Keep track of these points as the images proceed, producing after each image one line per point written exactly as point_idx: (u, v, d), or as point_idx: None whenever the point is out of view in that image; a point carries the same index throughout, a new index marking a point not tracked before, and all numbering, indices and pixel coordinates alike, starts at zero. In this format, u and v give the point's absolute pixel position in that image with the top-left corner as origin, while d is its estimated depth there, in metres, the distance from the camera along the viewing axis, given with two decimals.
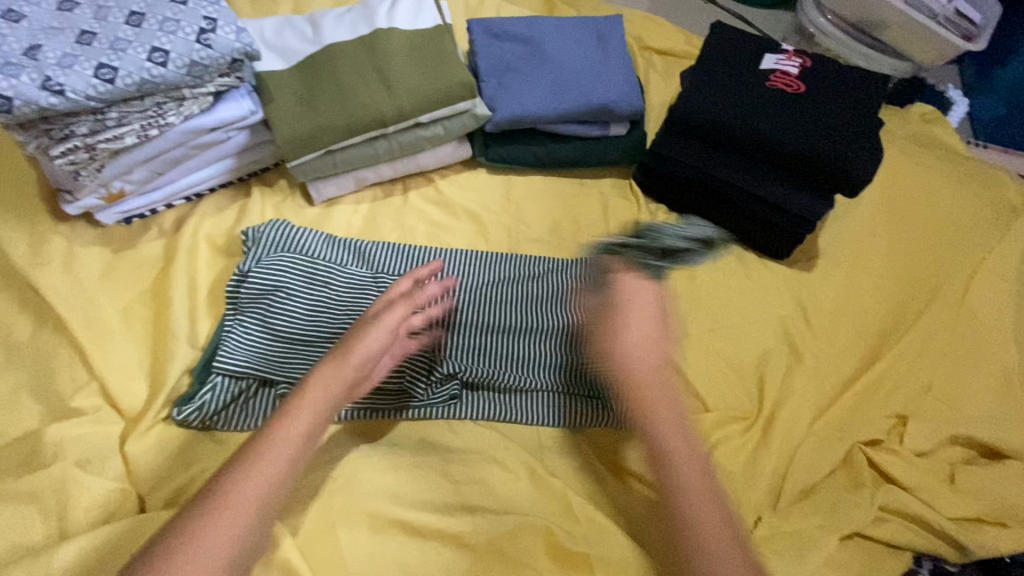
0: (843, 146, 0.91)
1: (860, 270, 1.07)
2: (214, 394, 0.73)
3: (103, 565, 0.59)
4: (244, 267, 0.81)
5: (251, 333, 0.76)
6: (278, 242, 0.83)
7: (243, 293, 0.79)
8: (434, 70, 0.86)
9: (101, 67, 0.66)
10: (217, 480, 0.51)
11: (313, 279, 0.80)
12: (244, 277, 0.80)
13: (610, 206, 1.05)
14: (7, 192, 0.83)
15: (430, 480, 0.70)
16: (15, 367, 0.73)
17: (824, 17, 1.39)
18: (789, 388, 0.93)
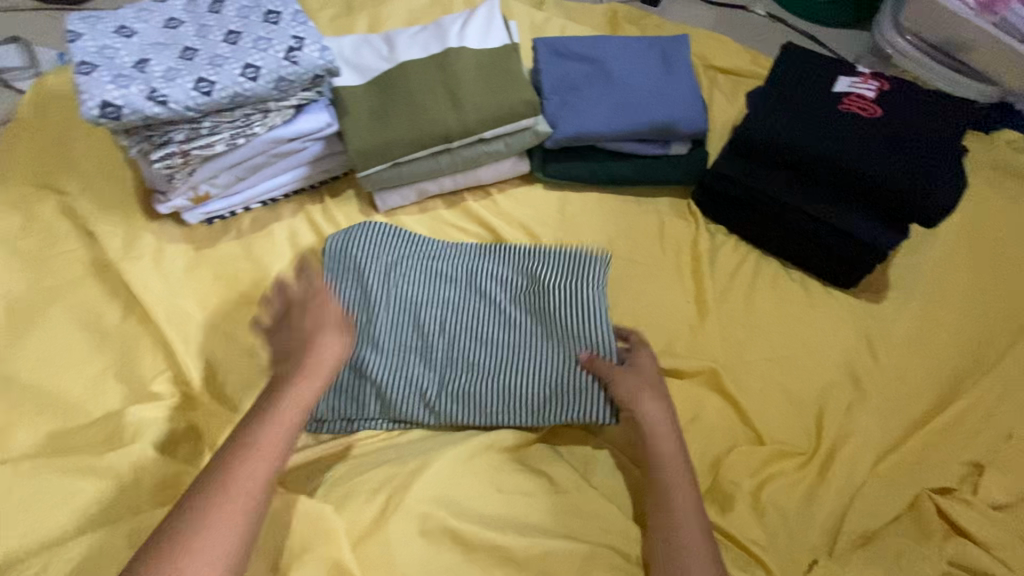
0: (923, 174, 0.86)
1: (935, 304, 1.01)
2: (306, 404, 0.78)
3: None
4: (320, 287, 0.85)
5: None
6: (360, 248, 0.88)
7: None
8: (499, 88, 0.89)
9: (200, 80, 0.71)
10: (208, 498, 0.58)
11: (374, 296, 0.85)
12: None
13: (667, 227, 1.04)
14: (108, 191, 0.92)
15: (480, 490, 0.71)
16: (107, 351, 0.80)
17: (903, 37, 1.35)
18: (851, 425, 0.88)
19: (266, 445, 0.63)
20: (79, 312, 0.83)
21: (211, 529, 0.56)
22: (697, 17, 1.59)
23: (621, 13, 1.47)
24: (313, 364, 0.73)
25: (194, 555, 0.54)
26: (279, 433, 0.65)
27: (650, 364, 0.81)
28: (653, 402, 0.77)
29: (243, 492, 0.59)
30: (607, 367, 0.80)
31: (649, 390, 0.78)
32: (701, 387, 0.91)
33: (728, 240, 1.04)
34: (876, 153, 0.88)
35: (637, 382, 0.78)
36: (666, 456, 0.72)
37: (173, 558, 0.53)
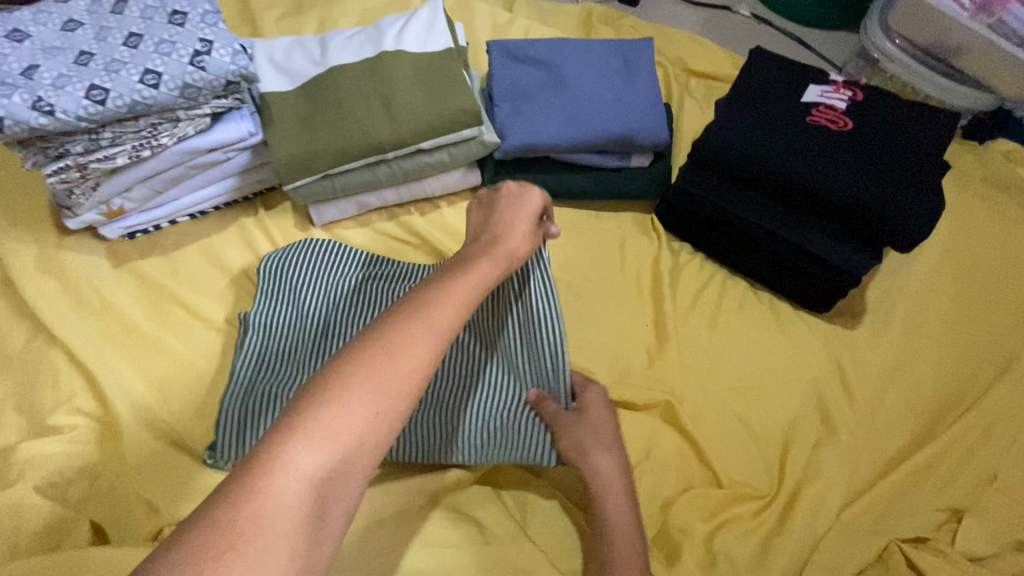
0: (897, 194, 0.78)
1: (916, 330, 0.93)
2: (229, 441, 0.69)
3: None
4: (253, 312, 0.78)
5: (258, 380, 0.73)
6: (300, 269, 0.81)
7: (249, 341, 0.76)
8: (438, 95, 0.82)
9: (92, 88, 0.65)
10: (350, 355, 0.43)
11: (312, 322, 0.77)
12: (251, 323, 0.77)
13: (628, 244, 0.97)
14: (21, 203, 0.86)
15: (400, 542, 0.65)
16: (6, 378, 0.74)
17: (892, 41, 1.27)
18: (817, 465, 0.81)
19: (446, 307, 0.49)
20: None
21: (351, 396, 0.41)
22: (678, 18, 1.52)
23: (596, 13, 1.39)
24: (505, 251, 0.62)
25: (327, 427, 0.39)
26: (463, 299, 0.51)
27: (601, 407, 0.75)
28: (601, 454, 0.71)
29: (410, 352, 0.44)
30: (553, 412, 0.73)
31: (598, 442, 0.72)
32: (655, 420, 0.84)
33: (693, 259, 0.97)
34: (847, 170, 0.80)
35: (583, 432, 0.72)
36: (615, 517, 0.67)
37: (297, 429, 0.39)
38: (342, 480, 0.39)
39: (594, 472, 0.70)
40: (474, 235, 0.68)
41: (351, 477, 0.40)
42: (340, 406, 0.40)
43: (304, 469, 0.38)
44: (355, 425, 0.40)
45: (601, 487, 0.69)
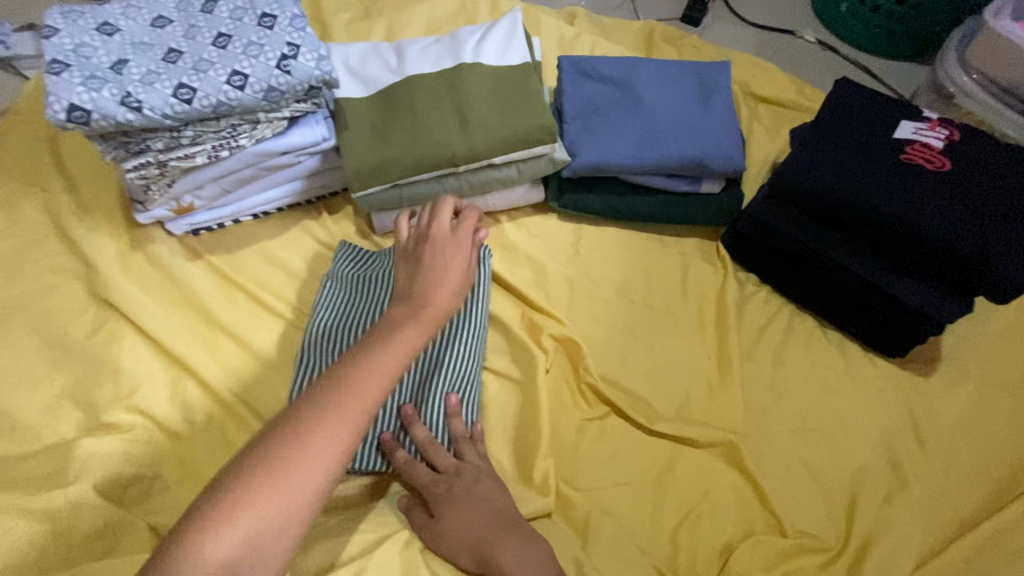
0: (993, 240, 0.74)
1: (994, 382, 0.88)
2: None
3: None
4: None
5: None
6: None
7: None
8: (513, 109, 0.81)
9: (180, 87, 0.65)
10: (269, 454, 0.44)
11: None
12: None
13: (692, 272, 0.95)
14: (94, 195, 0.86)
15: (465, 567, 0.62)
16: (69, 367, 0.75)
17: (968, 76, 1.22)
18: (886, 521, 0.77)
19: (366, 384, 0.50)
20: (44, 325, 0.77)
21: (270, 489, 0.43)
22: (739, 40, 1.49)
23: (659, 31, 1.38)
24: (427, 300, 0.60)
25: (239, 520, 0.42)
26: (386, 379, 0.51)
27: (454, 478, 0.67)
28: (488, 537, 0.61)
29: (317, 452, 0.45)
30: (422, 520, 0.65)
31: (477, 529, 0.62)
32: (717, 459, 0.81)
33: (758, 292, 0.94)
34: (939, 212, 0.77)
35: (451, 519, 0.63)
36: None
37: (220, 515, 0.42)
38: (263, 560, 0.41)
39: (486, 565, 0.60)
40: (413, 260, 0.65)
41: (270, 556, 0.42)
42: (244, 509, 0.42)
43: (221, 553, 0.40)
44: (250, 536, 0.41)
45: (484, 556, 0.60)
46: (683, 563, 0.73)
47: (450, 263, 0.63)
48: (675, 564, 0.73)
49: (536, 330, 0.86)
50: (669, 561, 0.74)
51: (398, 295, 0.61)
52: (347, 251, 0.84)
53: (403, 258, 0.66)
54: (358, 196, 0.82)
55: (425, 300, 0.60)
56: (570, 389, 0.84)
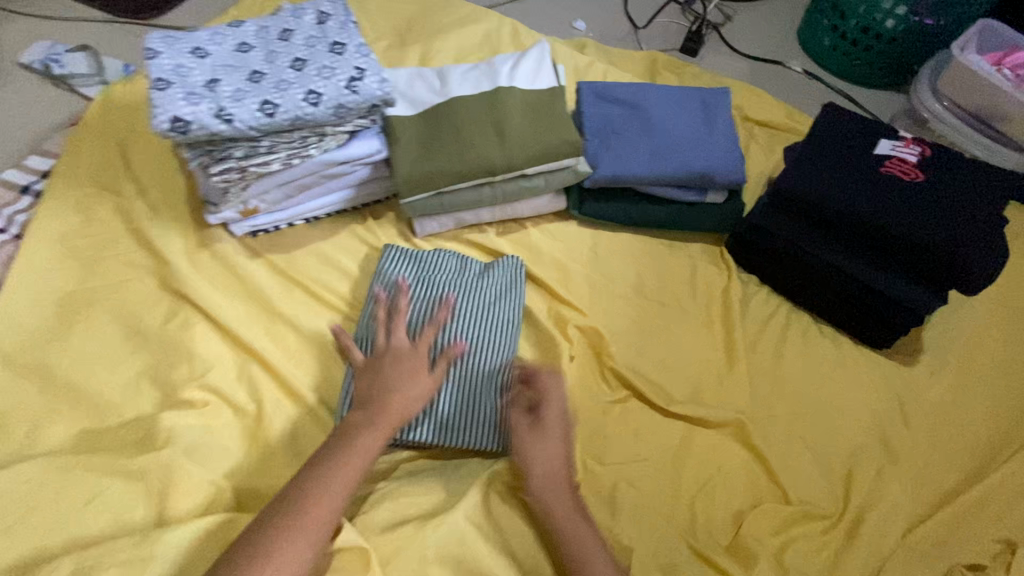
0: (962, 241, 0.86)
1: (971, 370, 0.99)
2: None
3: (181, 555, 0.62)
4: None
5: None
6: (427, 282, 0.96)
7: None
8: (544, 127, 0.92)
9: (265, 103, 0.75)
10: (248, 553, 0.56)
11: None
12: None
13: (699, 273, 1.05)
14: (162, 199, 0.95)
15: (513, 525, 0.70)
16: (147, 351, 0.83)
17: (939, 103, 1.37)
18: (879, 492, 0.87)
19: (329, 495, 0.62)
20: (122, 314, 0.85)
21: None
22: (734, 69, 1.64)
23: (661, 60, 1.51)
24: (389, 393, 0.72)
25: None
26: (347, 479, 0.63)
27: (542, 434, 0.75)
28: (558, 496, 0.70)
29: (286, 562, 0.57)
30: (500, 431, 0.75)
31: (554, 485, 0.71)
32: (728, 437, 0.90)
33: (759, 291, 1.05)
34: (916, 217, 0.88)
35: (533, 466, 0.72)
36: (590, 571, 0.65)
37: None
38: None
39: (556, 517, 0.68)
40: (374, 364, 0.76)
41: None
42: None
43: None
44: None
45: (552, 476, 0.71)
46: (701, 528, 0.82)
47: (410, 378, 0.75)
48: (694, 529, 0.82)
49: (562, 321, 0.96)
50: (688, 526, 0.82)
51: (363, 395, 0.73)
52: (392, 252, 0.93)
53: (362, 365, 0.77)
54: (406, 201, 0.92)
55: (385, 396, 0.72)
56: (595, 373, 0.93)
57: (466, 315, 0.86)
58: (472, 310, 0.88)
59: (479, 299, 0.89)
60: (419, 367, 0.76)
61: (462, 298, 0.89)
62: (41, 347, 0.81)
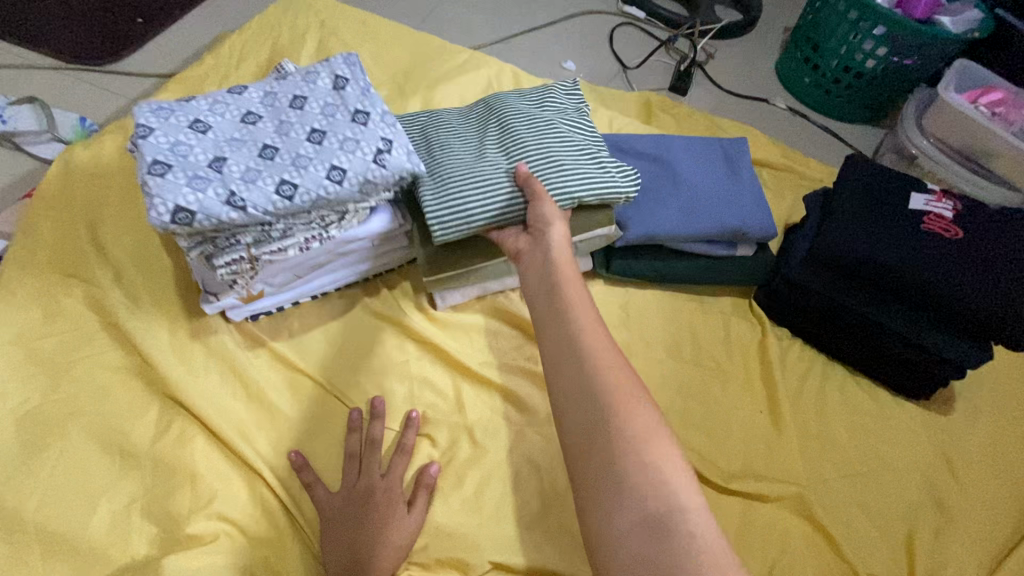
0: (1005, 299, 0.85)
1: (1004, 416, 0.99)
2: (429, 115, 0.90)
3: None
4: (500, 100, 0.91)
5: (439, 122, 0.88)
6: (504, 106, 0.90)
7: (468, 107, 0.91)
8: (565, 165, 0.82)
9: (283, 183, 0.65)
10: None
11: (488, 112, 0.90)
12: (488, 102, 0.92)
13: (732, 329, 1.02)
14: (142, 283, 0.82)
15: None
16: (136, 475, 0.70)
17: (926, 140, 1.41)
18: (941, 556, 0.84)
19: None
20: (102, 429, 0.72)
21: None
22: (722, 107, 1.65)
23: (656, 102, 1.50)
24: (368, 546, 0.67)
25: None
26: None
27: (567, 234, 0.77)
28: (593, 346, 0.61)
29: None
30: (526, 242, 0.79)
31: (599, 344, 0.62)
32: (788, 510, 0.85)
33: (793, 344, 1.02)
34: (958, 274, 0.87)
35: (566, 330, 0.63)
36: (632, 449, 0.54)
37: None
38: None
39: (600, 390, 0.58)
40: (335, 517, 0.69)
41: None
42: None
43: None
44: None
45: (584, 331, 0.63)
46: None
47: (391, 525, 0.69)
48: None
49: None
50: None
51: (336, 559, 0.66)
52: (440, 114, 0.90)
53: (329, 520, 0.69)
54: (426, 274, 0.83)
55: (364, 551, 0.66)
56: None
57: (559, 173, 0.82)
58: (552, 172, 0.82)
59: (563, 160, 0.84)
60: (394, 497, 0.71)
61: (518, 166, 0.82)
62: (5, 481, 0.67)
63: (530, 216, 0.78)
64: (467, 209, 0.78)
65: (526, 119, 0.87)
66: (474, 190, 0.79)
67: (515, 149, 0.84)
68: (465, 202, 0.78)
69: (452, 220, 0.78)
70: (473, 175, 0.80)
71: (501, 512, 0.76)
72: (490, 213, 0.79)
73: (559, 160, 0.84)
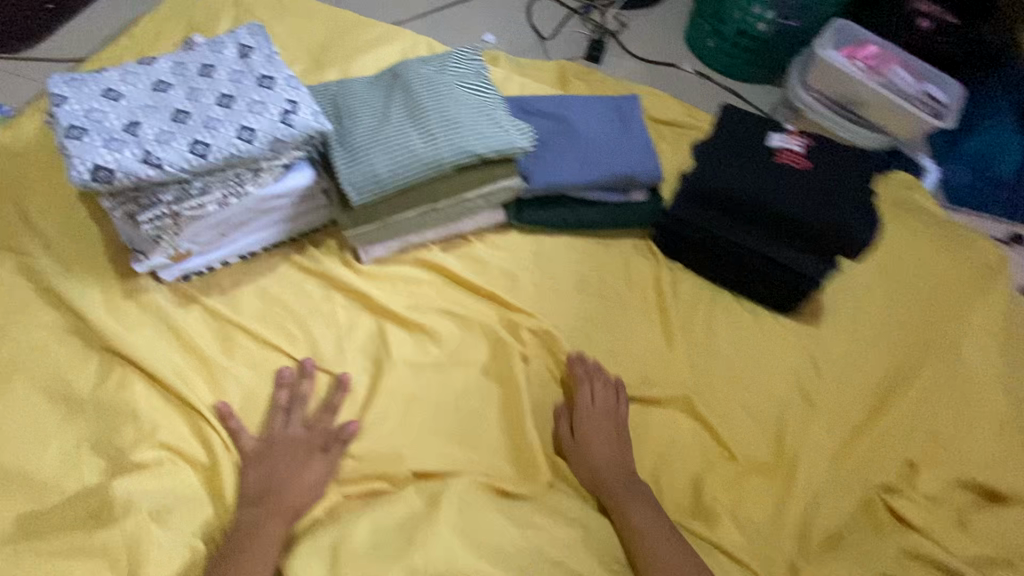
0: (844, 216, 1.01)
1: (865, 324, 1.15)
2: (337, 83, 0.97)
3: None
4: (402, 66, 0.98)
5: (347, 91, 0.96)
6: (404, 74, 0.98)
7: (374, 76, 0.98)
8: (459, 123, 0.91)
9: (196, 143, 0.72)
10: None
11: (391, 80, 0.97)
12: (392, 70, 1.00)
13: (633, 266, 1.14)
14: (72, 251, 0.88)
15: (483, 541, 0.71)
16: (82, 418, 0.77)
17: (810, 94, 1.57)
18: (805, 439, 1.00)
19: None
20: (46, 382, 0.79)
21: None
22: (635, 74, 1.77)
23: (570, 70, 1.60)
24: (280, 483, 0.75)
25: None
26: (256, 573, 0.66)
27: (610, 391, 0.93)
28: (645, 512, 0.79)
29: None
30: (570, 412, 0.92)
31: (642, 510, 0.79)
32: (678, 413, 1.00)
33: (687, 276, 1.15)
34: (807, 199, 1.02)
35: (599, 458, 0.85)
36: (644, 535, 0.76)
37: None
38: None
39: (636, 534, 0.77)
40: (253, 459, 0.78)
41: None
42: None
43: None
44: None
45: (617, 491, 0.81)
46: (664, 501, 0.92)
47: (306, 468, 0.78)
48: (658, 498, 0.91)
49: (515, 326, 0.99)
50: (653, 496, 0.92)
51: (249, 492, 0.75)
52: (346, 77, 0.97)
53: (251, 460, 0.78)
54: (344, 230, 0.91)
55: (276, 487, 0.75)
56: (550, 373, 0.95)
57: (458, 130, 0.91)
58: (452, 129, 0.91)
59: (462, 117, 0.92)
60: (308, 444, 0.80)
61: (420, 125, 0.91)
62: None
63: (606, 405, 0.91)
64: (374, 168, 0.86)
65: (425, 85, 0.95)
66: (379, 151, 0.87)
67: (416, 111, 0.92)
68: (372, 162, 0.87)
69: (360, 180, 0.86)
70: (378, 138, 0.88)
71: (423, 429, 0.86)
72: (396, 172, 0.87)
73: (458, 117, 0.92)
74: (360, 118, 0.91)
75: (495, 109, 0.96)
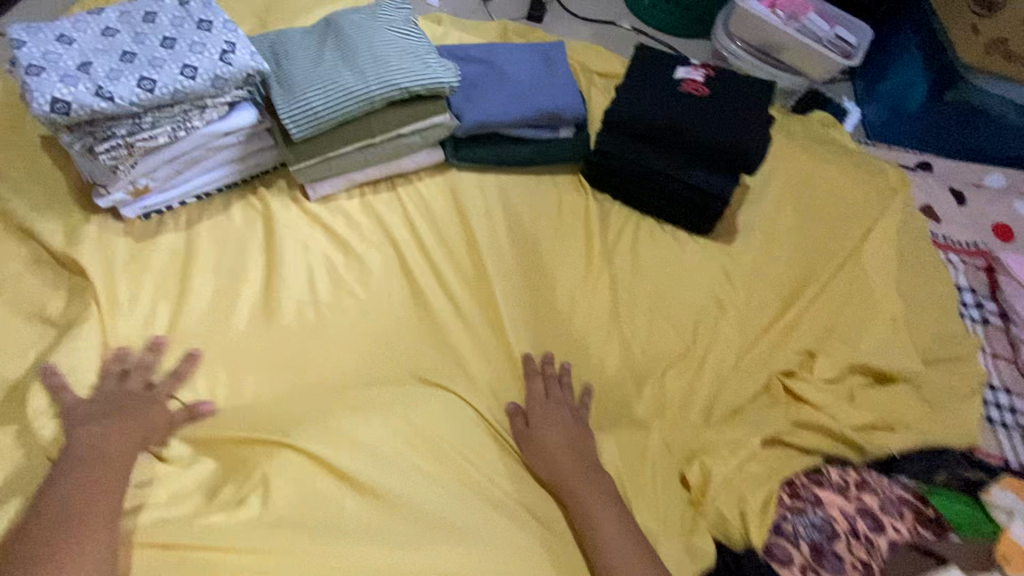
0: (740, 137, 1.13)
1: (774, 240, 1.28)
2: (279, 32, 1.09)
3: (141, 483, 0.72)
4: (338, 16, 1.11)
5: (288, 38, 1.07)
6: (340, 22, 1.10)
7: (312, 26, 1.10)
8: (387, 62, 1.03)
9: (143, 79, 0.81)
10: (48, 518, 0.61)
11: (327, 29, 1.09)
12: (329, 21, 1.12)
13: (564, 197, 1.25)
14: (38, 195, 0.97)
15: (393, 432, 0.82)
16: (57, 333, 0.87)
17: (734, 43, 1.68)
18: (715, 336, 1.13)
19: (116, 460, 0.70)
20: (22, 305, 0.88)
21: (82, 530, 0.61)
22: (575, 32, 1.87)
23: (511, 27, 1.69)
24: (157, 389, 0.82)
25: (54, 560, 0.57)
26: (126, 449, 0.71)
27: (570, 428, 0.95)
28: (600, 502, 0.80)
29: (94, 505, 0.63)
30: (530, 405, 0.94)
31: (597, 493, 0.81)
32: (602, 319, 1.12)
33: (614, 205, 1.27)
34: (707, 123, 1.15)
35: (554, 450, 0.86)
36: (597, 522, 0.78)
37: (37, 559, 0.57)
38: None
39: (588, 515, 0.80)
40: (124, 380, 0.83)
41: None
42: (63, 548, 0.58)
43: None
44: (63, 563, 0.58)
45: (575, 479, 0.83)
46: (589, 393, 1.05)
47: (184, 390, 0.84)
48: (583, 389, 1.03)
49: (453, 250, 1.10)
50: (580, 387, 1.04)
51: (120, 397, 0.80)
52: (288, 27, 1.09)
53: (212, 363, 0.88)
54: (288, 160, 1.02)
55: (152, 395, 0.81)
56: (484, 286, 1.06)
57: (386, 67, 1.03)
58: (379, 66, 1.03)
59: (389, 57, 1.04)
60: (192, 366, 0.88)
61: (351, 64, 1.03)
62: None
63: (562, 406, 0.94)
64: (309, 101, 0.98)
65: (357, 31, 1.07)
66: (314, 87, 0.99)
67: (348, 52, 1.04)
68: (308, 96, 0.98)
69: (297, 111, 0.98)
70: (313, 76, 1.00)
71: (370, 336, 0.98)
72: (331, 104, 0.99)
73: (386, 57, 1.04)
74: (297, 61, 1.03)
75: (421, 51, 1.08)
